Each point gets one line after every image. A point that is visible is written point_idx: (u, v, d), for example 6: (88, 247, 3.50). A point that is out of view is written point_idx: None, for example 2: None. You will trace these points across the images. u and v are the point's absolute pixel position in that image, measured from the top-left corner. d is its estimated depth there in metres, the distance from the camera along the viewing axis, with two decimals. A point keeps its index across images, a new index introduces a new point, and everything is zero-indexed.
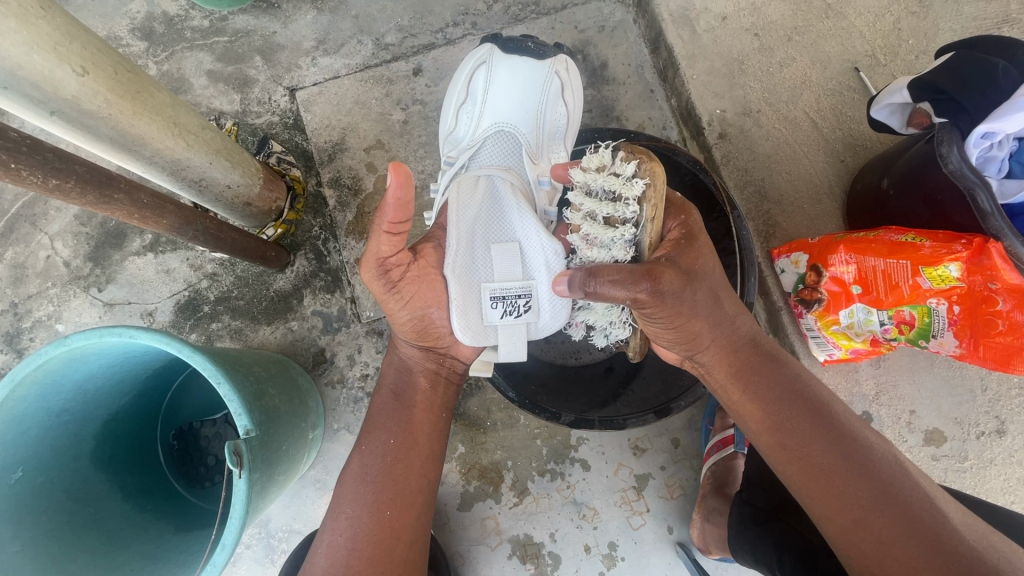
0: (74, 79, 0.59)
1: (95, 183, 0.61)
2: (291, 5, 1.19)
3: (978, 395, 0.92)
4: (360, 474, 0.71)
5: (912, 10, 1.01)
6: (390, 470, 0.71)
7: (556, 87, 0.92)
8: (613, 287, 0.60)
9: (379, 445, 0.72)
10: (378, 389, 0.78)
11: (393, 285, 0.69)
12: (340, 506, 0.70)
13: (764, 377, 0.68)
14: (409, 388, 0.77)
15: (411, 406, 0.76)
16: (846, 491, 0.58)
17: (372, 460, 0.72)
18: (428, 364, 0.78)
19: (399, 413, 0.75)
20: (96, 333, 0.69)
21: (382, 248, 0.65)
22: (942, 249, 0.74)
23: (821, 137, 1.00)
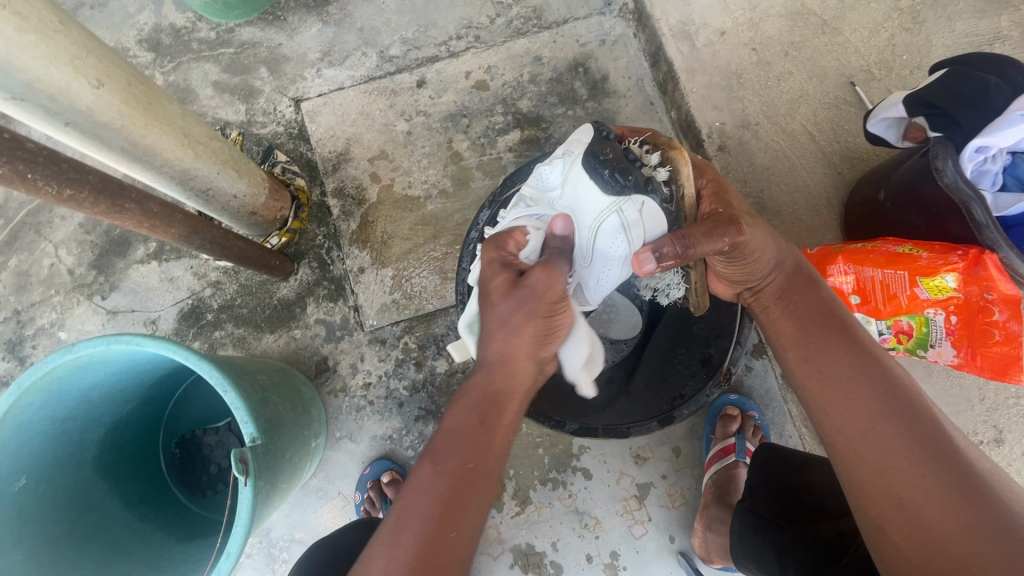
0: (90, 91, 0.60)
1: (108, 193, 0.62)
2: (297, 18, 1.21)
3: (975, 404, 0.93)
4: (430, 500, 0.54)
5: (906, 27, 1.03)
6: (461, 497, 0.55)
7: (617, 225, 0.67)
8: (710, 238, 0.62)
9: (455, 463, 0.56)
10: (462, 392, 0.61)
11: (528, 308, 0.59)
12: (393, 536, 0.52)
13: (805, 298, 0.68)
14: (495, 405, 0.60)
15: (496, 420, 0.60)
16: (859, 399, 0.57)
17: (447, 484, 0.55)
18: (521, 380, 0.62)
19: (484, 428, 0.58)
20: (103, 341, 0.69)
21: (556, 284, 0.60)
22: (939, 260, 0.75)
23: (818, 149, 1.02)
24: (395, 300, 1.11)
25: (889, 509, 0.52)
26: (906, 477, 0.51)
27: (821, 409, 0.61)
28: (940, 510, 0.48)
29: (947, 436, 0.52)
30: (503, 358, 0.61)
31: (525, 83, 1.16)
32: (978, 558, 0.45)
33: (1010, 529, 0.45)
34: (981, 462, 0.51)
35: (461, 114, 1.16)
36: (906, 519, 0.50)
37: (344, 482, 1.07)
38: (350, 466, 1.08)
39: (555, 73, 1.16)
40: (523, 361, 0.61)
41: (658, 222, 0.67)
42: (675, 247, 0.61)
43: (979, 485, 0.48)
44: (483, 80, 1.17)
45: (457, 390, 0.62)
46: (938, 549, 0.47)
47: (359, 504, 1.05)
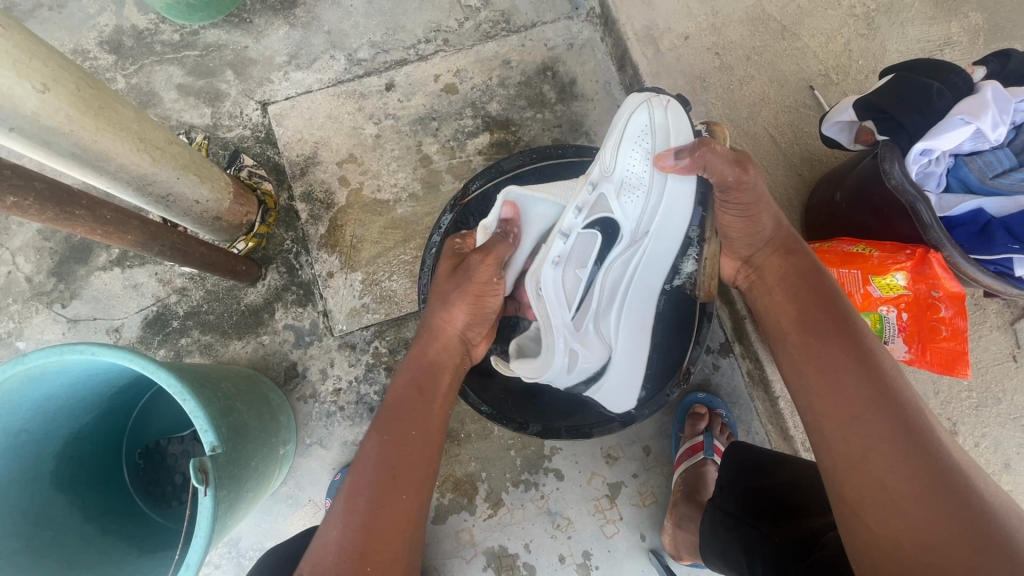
0: (35, 96, 0.58)
1: (55, 200, 0.61)
2: (263, 21, 1.19)
3: (931, 397, 0.96)
4: (376, 459, 0.66)
5: (861, 33, 1.06)
6: (404, 459, 0.67)
7: (646, 126, 0.78)
8: (722, 157, 0.69)
9: (394, 431, 0.68)
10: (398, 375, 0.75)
11: (463, 286, 0.76)
12: (350, 497, 0.63)
13: (806, 281, 0.71)
14: (430, 381, 0.75)
15: (430, 392, 0.74)
16: (857, 389, 0.60)
17: (392, 445, 0.67)
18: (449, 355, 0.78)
19: (419, 398, 0.72)
20: (56, 351, 0.68)
21: (483, 267, 0.74)
22: (889, 259, 0.77)
23: (780, 152, 1.05)
24: (365, 304, 1.11)
25: (870, 496, 0.55)
26: (891, 466, 0.54)
27: (814, 394, 0.64)
28: (919, 499, 0.52)
29: (931, 432, 0.56)
30: (431, 334, 0.77)
31: (494, 86, 1.17)
32: (949, 547, 0.48)
33: (984, 522, 0.48)
34: (958, 457, 0.54)
35: (430, 117, 1.16)
36: (885, 508, 0.53)
37: (315, 488, 1.07)
38: (321, 471, 1.07)
39: (524, 77, 1.16)
40: (447, 334, 0.78)
41: (684, 127, 0.78)
42: (689, 149, 0.71)
43: (956, 480, 0.52)
44: (452, 84, 1.17)
45: (397, 370, 0.76)
46: (913, 537, 0.51)
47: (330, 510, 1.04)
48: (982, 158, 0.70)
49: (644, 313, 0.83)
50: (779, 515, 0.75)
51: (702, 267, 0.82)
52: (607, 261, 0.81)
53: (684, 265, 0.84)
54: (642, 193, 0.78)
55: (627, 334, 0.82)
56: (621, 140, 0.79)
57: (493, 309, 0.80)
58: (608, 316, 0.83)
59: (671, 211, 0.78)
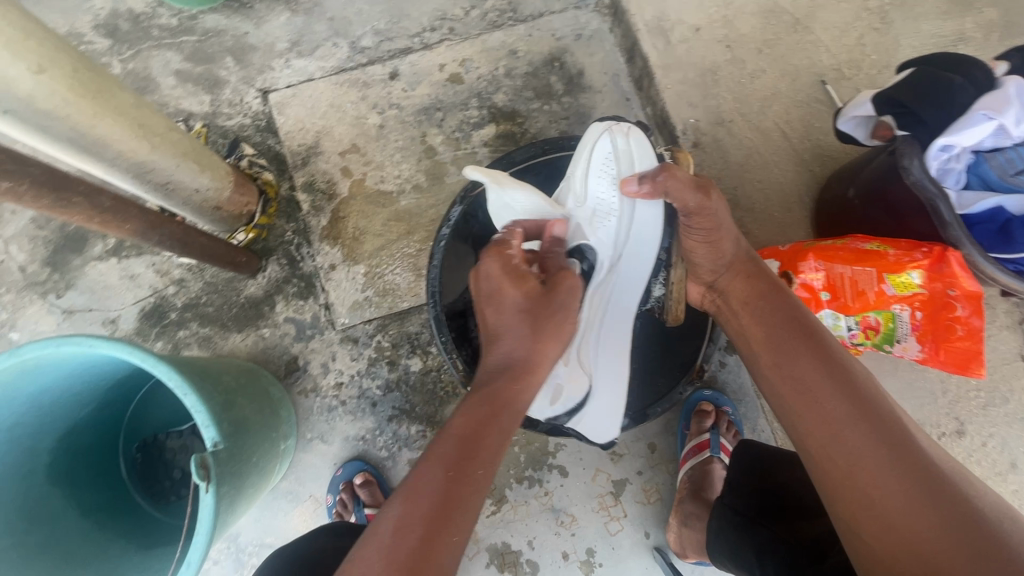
0: (30, 77, 0.56)
1: (52, 186, 0.58)
2: (264, 6, 1.17)
3: (938, 397, 0.96)
4: (433, 488, 0.57)
5: (875, 27, 1.05)
6: (466, 496, 0.58)
7: (609, 154, 0.83)
8: (681, 186, 0.70)
9: (463, 465, 0.59)
10: (472, 400, 0.65)
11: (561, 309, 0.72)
12: (399, 523, 0.54)
13: (773, 302, 0.71)
14: (503, 412, 0.65)
15: (503, 426, 0.64)
16: (835, 403, 0.59)
17: (453, 476, 0.58)
18: (527, 391, 0.68)
19: (490, 429, 0.63)
20: (52, 343, 0.67)
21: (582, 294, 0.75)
22: (905, 257, 0.76)
23: (791, 147, 1.03)
24: (367, 297, 1.09)
25: (861, 513, 0.54)
26: (878, 481, 0.53)
27: (794, 416, 0.63)
28: (910, 512, 0.50)
29: (911, 440, 0.55)
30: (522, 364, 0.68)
31: (500, 76, 1.14)
32: (948, 561, 0.47)
33: (977, 529, 0.48)
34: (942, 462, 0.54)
35: (435, 108, 1.14)
36: (878, 524, 0.52)
37: (317, 484, 1.05)
38: (322, 467, 1.06)
39: (531, 67, 1.14)
40: (539, 367, 0.69)
41: (646, 153, 0.83)
42: (651, 174, 0.73)
43: (943, 488, 0.51)
44: (457, 73, 1.15)
45: (465, 396, 0.67)
46: (910, 552, 0.49)
47: (330, 507, 1.03)
48: (1003, 155, 0.69)
49: (620, 336, 0.84)
50: (786, 512, 0.75)
51: (670, 290, 0.84)
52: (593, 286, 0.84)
53: (653, 288, 0.87)
54: (614, 216, 0.84)
55: (605, 359, 0.82)
56: (588, 169, 0.84)
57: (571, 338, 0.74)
58: (589, 342, 0.82)
59: (641, 232, 0.83)
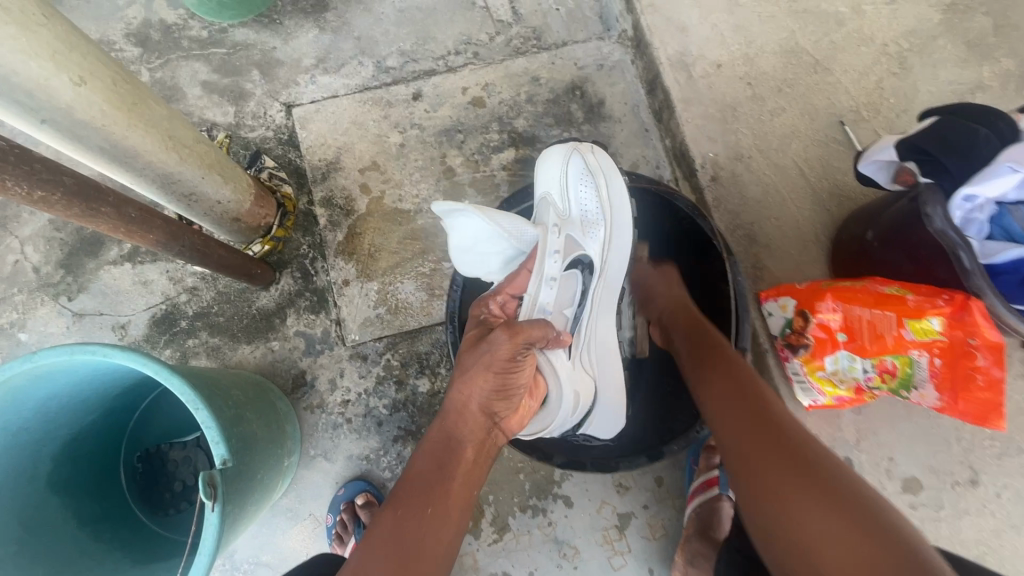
0: (71, 88, 0.56)
1: (83, 196, 0.57)
2: (293, 23, 1.19)
3: (953, 445, 0.95)
4: (384, 539, 0.62)
5: (894, 71, 1.06)
6: (414, 538, 0.63)
7: (581, 167, 0.88)
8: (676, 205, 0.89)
9: (411, 513, 0.64)
10: (418, 447, 0.70)
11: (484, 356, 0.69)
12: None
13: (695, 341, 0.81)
14: (450, 456, 0.69)
15: (450, 470, 0.68)
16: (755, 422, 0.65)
17: (399, 526, 0.63)
18: (475, 433, 0.70)
19: (435, 473, 0.67)
20: (67, 350, 0.66)
21: (507, 346, 0.68)
22: (926, 303, 0.76)
23: (808, 186, 1.03)
24: (379, 315, 1.08)
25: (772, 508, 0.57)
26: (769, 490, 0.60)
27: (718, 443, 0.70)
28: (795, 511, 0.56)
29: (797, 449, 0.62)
30: (451, 409, 0.71)
31: (522, 102, 1.16)
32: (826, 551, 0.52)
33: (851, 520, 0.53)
34: (846, 468, 0.58)
35: (456, 130, 1.15)
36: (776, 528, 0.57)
37: (317, 503, 1.04)
38: (323, 486, 1.04)
39: (552, 95, 1.16)
40: (469, 412, 0.70)
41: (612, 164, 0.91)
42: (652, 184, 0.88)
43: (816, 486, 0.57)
44: (480, 97, 1.16)
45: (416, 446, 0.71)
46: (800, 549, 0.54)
47: (330, 527, 1.01)
48: None
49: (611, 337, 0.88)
50: None
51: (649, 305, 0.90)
52: (586, 300, 0.87)
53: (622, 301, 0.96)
54: (600, 222, 0.87)
55: (603, 358, 0.86)
56: (567, 185, 0.88)
57: (522, 384, 0.72)
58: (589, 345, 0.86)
59: (620, 239, 0.88)
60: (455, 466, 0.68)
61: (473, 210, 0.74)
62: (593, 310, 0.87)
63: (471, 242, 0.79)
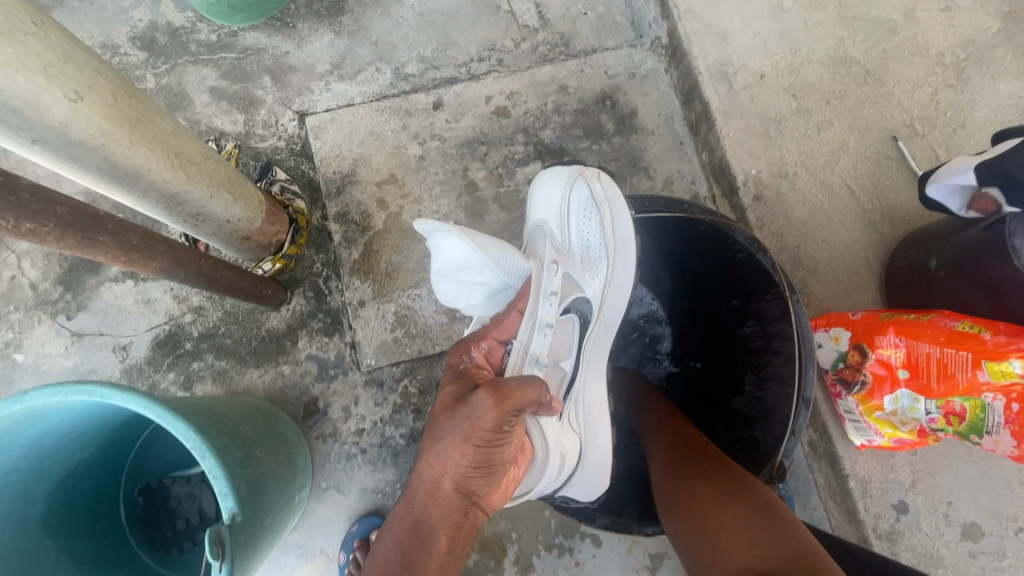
0: (65, 105, 0.50)
1: (79, 226, 0.51)
2: (307, 27, 1.12)
3: (1017, 488, 0.88)
4: None
5: (950, 83, 0.99)
6: None
7: (584, 196, 0.80)
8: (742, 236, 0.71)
9: None
10: (378, 539, 0.58)
11: (459, 423, 0.59)
12: None
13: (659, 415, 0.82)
14: (420, 548, 0.56)
15: (421, 566, 0.55)
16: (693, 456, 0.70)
17: None
18: (449, 516, 0.58)
19: (404, 573, 0.54)
20: (61, 390, 0.60)
21: (493, 415, 0.58)
22: (1008, 343, 0.69)
23: (859, 206, 0.96)
24: (395, 338, 1.02)
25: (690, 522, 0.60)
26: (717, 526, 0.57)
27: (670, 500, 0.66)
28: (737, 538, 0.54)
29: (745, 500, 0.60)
30: (420, 488, 0.59)
31: (549, 112, 1.09)
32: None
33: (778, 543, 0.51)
34: (765, 488, 0.61)
35: (479, 141, 1.08)
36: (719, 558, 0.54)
37: (329, 538, 0.97)
38: (336, 521, 0.98)
39: (581, 105, 1.09)
40: (443, 491, 0.58)
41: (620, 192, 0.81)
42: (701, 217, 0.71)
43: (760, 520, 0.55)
44: (504, 107, 1.09)
45: (375, 537, 0.58)
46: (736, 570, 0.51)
47: (343, 565, 0.95)
48: None
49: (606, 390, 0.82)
50: None
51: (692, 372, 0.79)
52: (581, 346, 0.80)
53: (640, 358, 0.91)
54: (603, 261, 0.80)
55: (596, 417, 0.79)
56: (568, 216, 0.81)
57: (502, 461, 0.61)
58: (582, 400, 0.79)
59: (621, 281, 0.80)
60: (428, 558, 0.55)
61: (456, 232, 0.68)
62: (585, 359, 0.81)
63: (458, 264, 0.73)
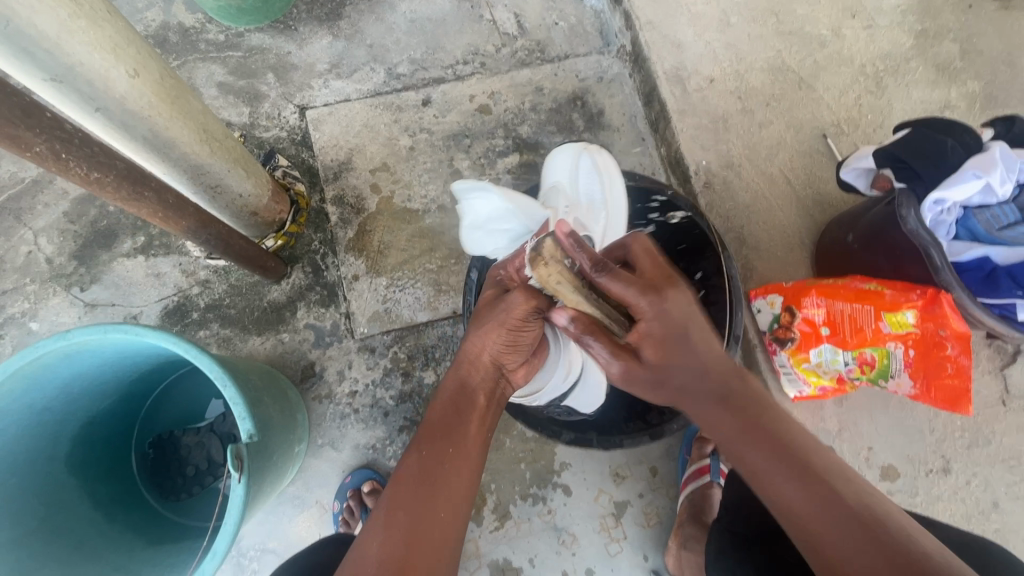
0: (126, 80, 0.60)
1: (132, 180, 0.62)
2: (308, 30, 1.24)
3: (926, 435, 1.02)
4: (414, 471, 0.63)
5: (871, 90, 1.15)
6: (442, 470, 0.64)
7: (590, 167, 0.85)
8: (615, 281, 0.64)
9: (437, 450, 0.65)
10: (434, 396, 0.73)
11: (498, 314, 0.74)
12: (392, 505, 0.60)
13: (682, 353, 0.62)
14: (466, 400, 0.71)
15: (468, 412, 0.71)
16: (716, 409, 0.59)
17: (428, 459, 0.64)
18: (485, 381, 0.74)
19: (457, 418, 0.69)
20: (100, 329, 0.69)
21: (524, 307, 0.74)
22: (901, 297, 0.83)
23: (794, 193, 1.11)
24: (387, 309, 1.12)
25: (767, 486, 0.54)
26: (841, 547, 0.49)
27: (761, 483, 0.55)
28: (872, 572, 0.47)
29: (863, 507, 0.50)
30: (463, 360, 0.74)
31: (526, 110, 1.22)
32: None
33: None
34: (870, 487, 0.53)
35: (463, 134, 1.21)
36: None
37: (323, 491, 1.06)
38: (330, 474, 1.07)
39: (555, 104, 1.22)
40: (482, 362, 0.74)
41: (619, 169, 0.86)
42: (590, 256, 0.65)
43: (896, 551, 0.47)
44: (486, 104, 1.22)
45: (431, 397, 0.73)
46: None
47: (337, 513, 1.04)
48: (990, 211, 0.78)
49: None
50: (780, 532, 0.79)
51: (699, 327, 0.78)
52: None
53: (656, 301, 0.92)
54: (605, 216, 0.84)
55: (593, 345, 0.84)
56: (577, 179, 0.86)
57: (527, 344, 0.77)
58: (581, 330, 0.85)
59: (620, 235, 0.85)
60: (471, 409, 0.71)
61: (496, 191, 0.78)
62: None
63: (486, 218, 0.81)
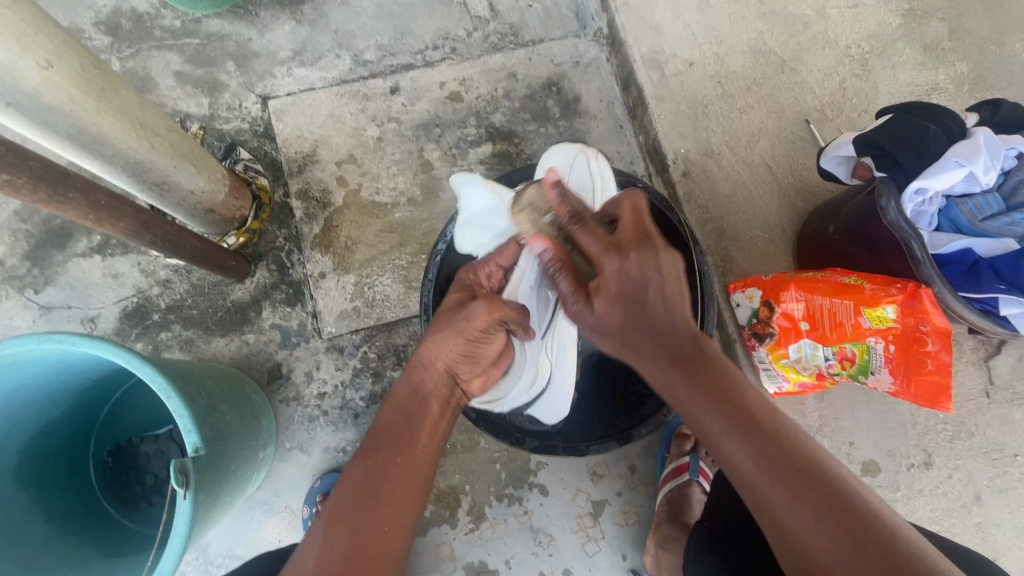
0: (38, 72, 0.56)
1: (50, 181, 0.57)
2: (269, 15, 1.18)
3: (908, 429, 0.99)
4: (356, 482, 0.61)
5: (856, 73, 1.10)
6: (387, 480, 0.61)
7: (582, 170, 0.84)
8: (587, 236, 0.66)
9: (382, 459, 0.62)
10: (385, 404, 0.70)
11: (457, 323, 0.71)
12: (332, 518, 0.58)
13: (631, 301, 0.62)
14: (418, 409, 0.69)
15: (420, 419, 0.68)
16: (664, 365, 0.60)
17: (373, 470, 0.62)
18: (440, 389, 0.71)
19: (409, 426, 0.66)
20: (33, 339, 0.65)
21: (485, 319, 0.72)
22: (881, 292, 0.79)
23: (775, 181, 1.07)
24: (355, 307, 1.08)
25: (712, 439, 0.55)
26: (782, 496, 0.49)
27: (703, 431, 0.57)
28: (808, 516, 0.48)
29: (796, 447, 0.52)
30: (417, 365, 0.71)
31: (499, 97, 1.17)
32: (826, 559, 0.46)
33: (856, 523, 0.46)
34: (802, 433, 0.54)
35: (433, 124, 1.16)
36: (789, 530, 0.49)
37: (293, 495, 1.03)
38: (300, 478, 1.04)
39: (529, 90, 1.17)
40: (438, 367, 0.71)
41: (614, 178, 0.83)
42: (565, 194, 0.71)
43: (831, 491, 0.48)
44: (457, 92, 1.17)
45: (382, 403, 0.70)
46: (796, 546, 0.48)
47: (307, 518, 1.01)
48: (972, 201, 0.75)
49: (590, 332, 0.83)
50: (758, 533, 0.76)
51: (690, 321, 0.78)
52: None
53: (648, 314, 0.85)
54: None
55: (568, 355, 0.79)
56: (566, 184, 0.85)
57: (487, 354, 0.75)
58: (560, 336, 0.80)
59: None
60: (422, 415, 0.68)
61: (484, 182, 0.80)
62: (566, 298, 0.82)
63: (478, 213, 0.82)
